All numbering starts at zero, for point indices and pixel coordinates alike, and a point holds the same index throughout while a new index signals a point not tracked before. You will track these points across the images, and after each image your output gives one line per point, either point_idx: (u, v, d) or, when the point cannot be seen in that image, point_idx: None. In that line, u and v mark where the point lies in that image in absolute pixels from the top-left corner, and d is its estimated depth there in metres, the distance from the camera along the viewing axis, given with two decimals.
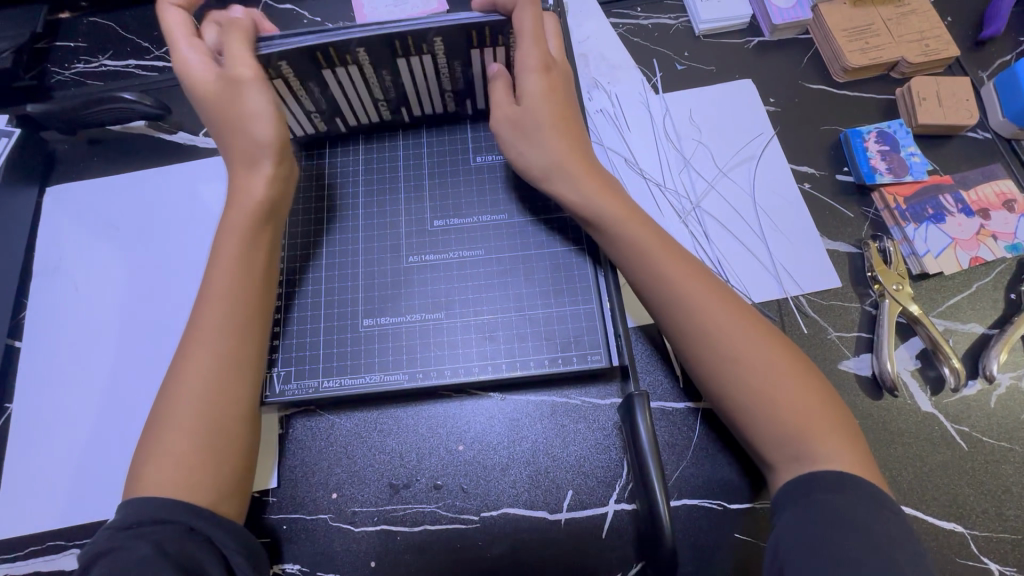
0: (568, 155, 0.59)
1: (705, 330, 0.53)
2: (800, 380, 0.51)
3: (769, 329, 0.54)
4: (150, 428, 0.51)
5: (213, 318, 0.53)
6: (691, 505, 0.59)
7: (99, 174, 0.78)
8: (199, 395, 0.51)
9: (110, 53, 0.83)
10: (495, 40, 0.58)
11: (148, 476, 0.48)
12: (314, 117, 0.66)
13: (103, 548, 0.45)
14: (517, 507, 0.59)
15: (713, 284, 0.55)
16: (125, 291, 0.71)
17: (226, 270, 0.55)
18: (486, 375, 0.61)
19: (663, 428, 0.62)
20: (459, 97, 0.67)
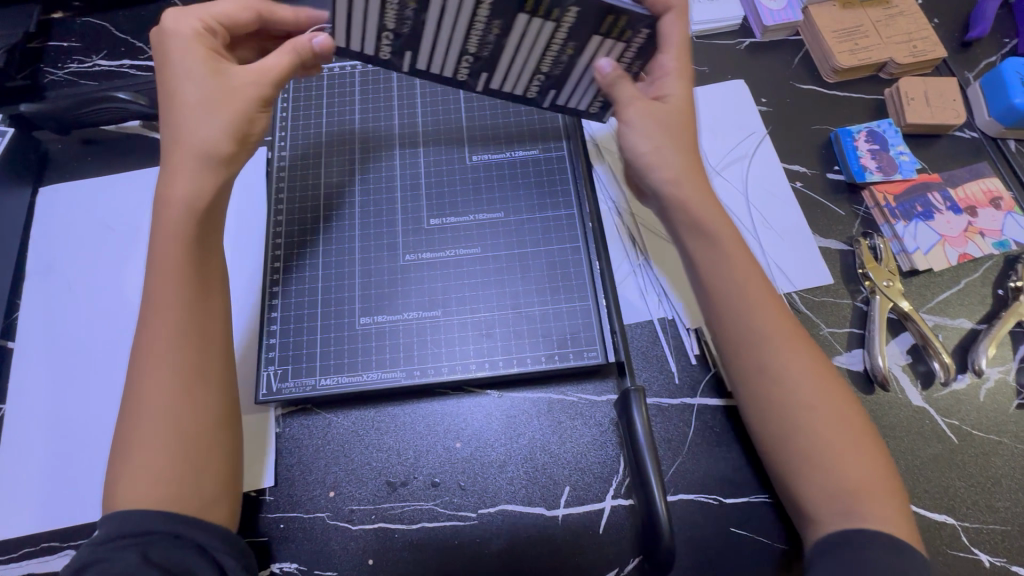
0: (695, 173, 0.55)
1: (764, 369, 0.51)
2: (859, 442, 0.49)
3: (841, 387, 0.51)
4: (118, 450, 0.48)
5: (160, 336, 0.50)
6: (687, 500, 0.60)
7: (92, 174, 0.77)
8: (170, 412, 0.48)
9: (105, 53, 0.83)
10: (623, 35, 0.53)
11: (129, 491, 0.46)
12: (383, 37, 0.55)
13: (89, 559, 0.44)
14: (514, 503, 0.60)
15: (793, 328, 0.53)
16: (120, 291, 0.71)
17: (166, 283, 0.51)
18: (483, 372, 0.61)
19: (658, 424, 0.62)
20: (547, 84, 0.59)
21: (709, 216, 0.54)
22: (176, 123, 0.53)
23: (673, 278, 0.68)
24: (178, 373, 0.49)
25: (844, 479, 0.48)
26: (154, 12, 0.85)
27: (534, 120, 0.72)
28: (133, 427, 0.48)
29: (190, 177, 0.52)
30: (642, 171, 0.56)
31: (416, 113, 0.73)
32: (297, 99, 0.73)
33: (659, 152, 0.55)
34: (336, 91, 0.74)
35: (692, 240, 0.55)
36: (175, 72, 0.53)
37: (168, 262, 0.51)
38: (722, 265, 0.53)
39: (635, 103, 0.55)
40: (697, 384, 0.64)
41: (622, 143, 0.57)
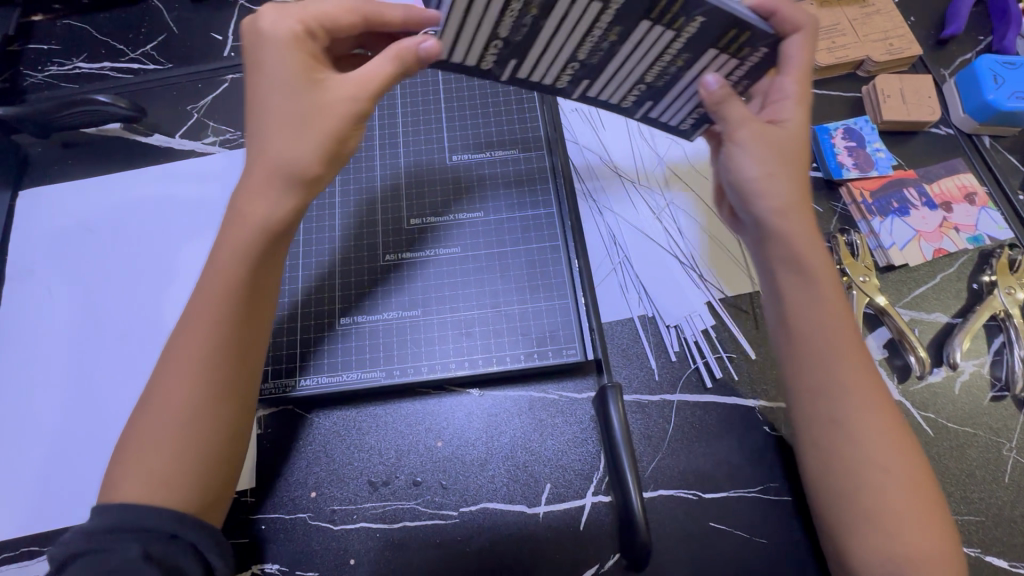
0: (803, 209, 0.54)
1: (833, 417, 0.51)
2: (922, 507, 0.48)
3: (914, 449, 0.50)
4: (127, 442, 0.47)
5: (189, 344, 0.47)
6: (666, 495, 0.60)
7: (71, 177, 0.77)
8: (193, 419, 0.46)
9: (86, 55, 0.83)
10: (739, 51, 0.52)
11: (130, 486, 0.44)
12: (492, 47, 0.50)
13: (82, 549, 0.43)
14: (495, 501, 0.60)
15: (873, 384, 0.51)
16: (100, 294, 0.71)
17: (204, 304, 0.48)
18: (462, 371, 0.62)
19: (638, 421, 0.63)
20: (647, 95, 0.57)
21: (808, 250, 0.54)
22: (262, 141, 0.49)
23: (679, 281, 0.69)
24: (211, 385, 0.47)
25: (900, 540, 0.47)
26: (134, 15, 0.85)
27: (514, 120, 0.73)
28: (148, 423, 0.46)
29: (270, 200, 0.49)
30: (747, 197, 0.55)
31: (396, 112, 0.73)
32: None
33: (768, 180, 0.54)
34: None
35: (781, 273, 0.55)
36: (268, 84, 0.49)
37: (213, 288, 0.48)
38: (807, 301, 0.53)
39: (748, 126, 0.54)
40: (677, 380, 0.64)
41: (729, 168, 0.56)
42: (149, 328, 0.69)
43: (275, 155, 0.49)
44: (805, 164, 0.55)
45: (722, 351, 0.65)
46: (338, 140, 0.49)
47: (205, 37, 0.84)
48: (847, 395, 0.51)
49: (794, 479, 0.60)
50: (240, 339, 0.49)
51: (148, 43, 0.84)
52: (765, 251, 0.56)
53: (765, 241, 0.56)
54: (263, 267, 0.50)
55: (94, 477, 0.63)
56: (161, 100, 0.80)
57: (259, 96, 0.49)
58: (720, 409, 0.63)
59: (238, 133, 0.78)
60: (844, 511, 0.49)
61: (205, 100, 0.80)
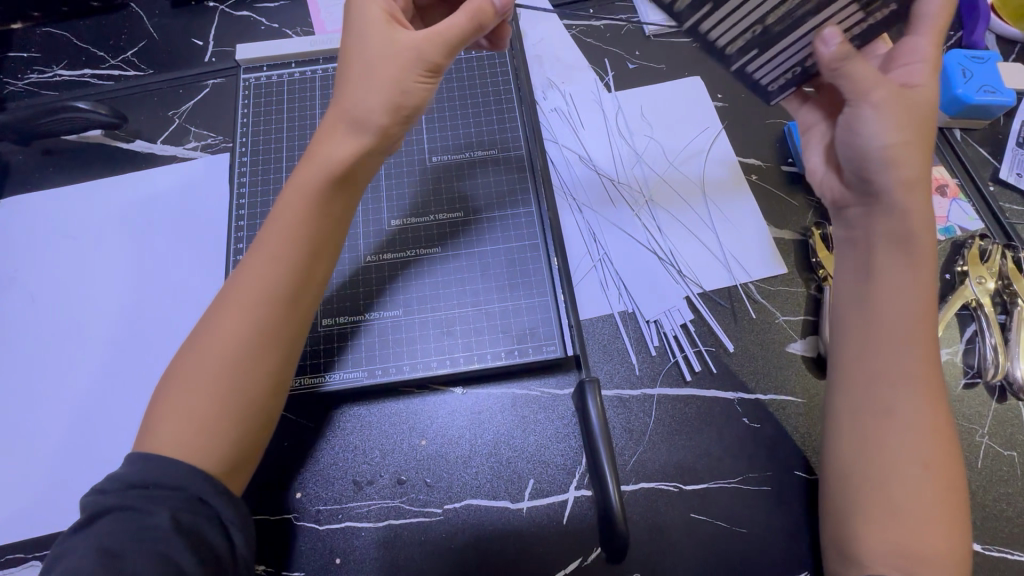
0: (926, 182, 0.56)
1: (886, 407, 0.52)
2: (940, 511, 0.49)
3: (953, 459, 0.50)
4: (172, 375, 0.50)
5: (248, 287, 0.51)
6: (647, 488, 0.61)
7: (53, 184, 0.77)
8: (243, 351, 0.49)
9: (66, 63, 0.83)
10: (871, 5, 0.51)
11: (171, 423, 0.47)
12: None
13: (116, 504, 0.45)
14: (479, 497, 0.61)
15: (935, 389, 0.52)
16: (84, 301, 0.71)
17: (263, 259, 0.52)
18: (444, 370, 0.63)
19: (619, 415, 0.64)
20: (756, 41, 0.57)
21: (921, 229, 0.55)
22: (343, 86, 0.54)
23: (659, 275, 0.70)
24: (265, 321, 0.50)
25: (907, 535, 0.48)
26: (114, 22, 0.85)
27: (494, 121, 0.74)
28: (201, 350, 0.49)
29: (338, 141, 0.53)
30: (875, 165, 0.56)
31: None
32: (258, 108, 0.76)
33: (903, 150, 0.54)
34: (297, 101, 0.76)
35: (885, 255, 0.56)
36: (354, 34, 0.55)
37: (271, 243, 0.52)
38: (896, 291, 0.55)
39: (884, 89, 0.54)
40: (656, 374, 0.65)
41: (855, 133, 0.56)
42: (133, 334, 0.69)
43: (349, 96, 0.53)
44: (933, 131, 0.56)
45: (701, 345, 0.66)
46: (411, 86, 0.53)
47: (185, 44, 0.84)
48: (910, 391, 0.52)
49: (772, 469, 0.61)
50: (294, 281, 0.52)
51: (129, 49, 0.84)
52: (869, 226, 0.58)
53: (878, 212, 0.57)
54: (321, 217, 0.53)
55: (81, 484, 0.63)
56: (141, 107, 0.80)
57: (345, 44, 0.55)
58: (699, 402, 0.64)
59: (220, 138, 0.78)
60: (854, 495, 0.51)
61: (187, 106, 0.80)
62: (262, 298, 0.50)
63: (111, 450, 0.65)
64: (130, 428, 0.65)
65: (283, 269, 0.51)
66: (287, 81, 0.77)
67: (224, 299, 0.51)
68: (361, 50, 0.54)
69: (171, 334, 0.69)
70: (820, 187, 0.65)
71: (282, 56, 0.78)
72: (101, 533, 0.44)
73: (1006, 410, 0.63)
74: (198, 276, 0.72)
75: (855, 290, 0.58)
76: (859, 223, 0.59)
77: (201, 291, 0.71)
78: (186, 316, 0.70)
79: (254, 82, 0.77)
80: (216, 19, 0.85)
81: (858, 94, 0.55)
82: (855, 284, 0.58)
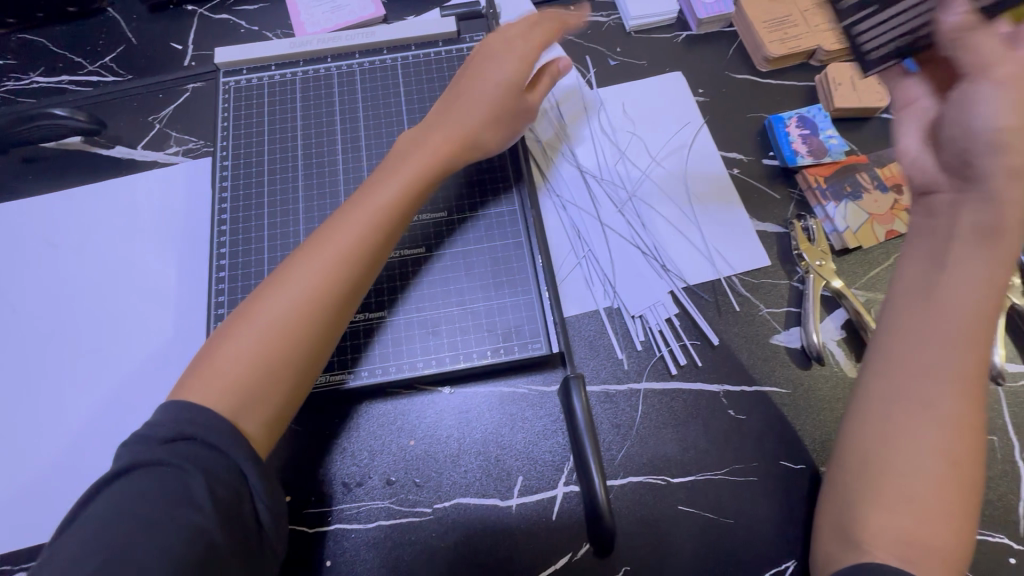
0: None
1: (926, 400, 0.48)
2: (949, 510, 0.46)
3: (979, 465, 0.47)
4: (243, 310, 0.52)
5: (336, 244, 0.55)
6: (636, 482, 0.61)
7: (32, 192, 0.76)
8: (319, 305, 0.52)
9: (42, 69, 0.82)
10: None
11: (234, 362, 0.49)
12: None
13: (155, 459, 0.44)
14: (468, 496, 0.61)
15: (977, 391, 0.48)
16: (66, 308, 0.70)
17: (353, 222, 0.56)
18: (430, 369, 0.63)
19: (606, 411, 0.64)
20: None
21: (1014, 224, 0.49)
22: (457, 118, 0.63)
23: (644, 270, 0.70)
24: (342, 276, 0.54)
25: (914, 530, 0.46)
26: (91, 28, 0.84)
27: None
28: (278, 291, 0.52)
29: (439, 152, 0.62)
30: (973, 147, 0.49)
31: (358, 119, 0.75)
32: (239, 111, 0.75)
33: (1015, 133, 0.47)
34: (278, 103, 0.76)
35: (962, 243, 0.50)
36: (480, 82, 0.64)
37: (364, 210, 0.57)
38: (958, 283, 0.49)
39: (1015, 63, 0.47)
40: (643, 369, 0.66)
41: (964, 110, 0.49)
42: (116, 341, 0.69)
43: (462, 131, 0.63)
44: None
45: (686, 339, 0.67)
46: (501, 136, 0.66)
47: (164, 49, 0.83)
48: (951, 388, 0.48)
49: (758, 459, 0.62)
50: (375, 257, 0.56)
51: (106, 55, 0.83)
52: (955, 215, 0.51)
53: (970, 202, 0.50)
54: (408, 206, 0.59)
55: (67, 494, 0.63)
56: (120, 112, 0.79)
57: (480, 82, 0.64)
58: (685, 395, 0.64)
59: (201, 142, 0.78)
60: (865, 483, 0.48)
61: (167, 111, 0.79)
62: (343, 257, 0.54)
63: (97, 458, 0.64)
64: (116, 436, 0.65)
65: (367, 235, 0.56)
66: (267, 83, 0.77)
67: (308, 252, 0.54)
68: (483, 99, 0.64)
69: (156, 341, 0.69)
70: (907, 167, 0.57)
71: (261, 59, 0.77)
72: (132, 491, 0.42)
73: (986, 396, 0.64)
74: (182, 282, 0.71)
75: (919, 277, 0.52)
76: (942, 211, 0.53)
77: (185, 297, 0.70)
78: (171, 323, 0.69)
79: (234, 85, 0.77)
80: (194, 23, 0.85)
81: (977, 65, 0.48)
82: (920, 270, 0.52)
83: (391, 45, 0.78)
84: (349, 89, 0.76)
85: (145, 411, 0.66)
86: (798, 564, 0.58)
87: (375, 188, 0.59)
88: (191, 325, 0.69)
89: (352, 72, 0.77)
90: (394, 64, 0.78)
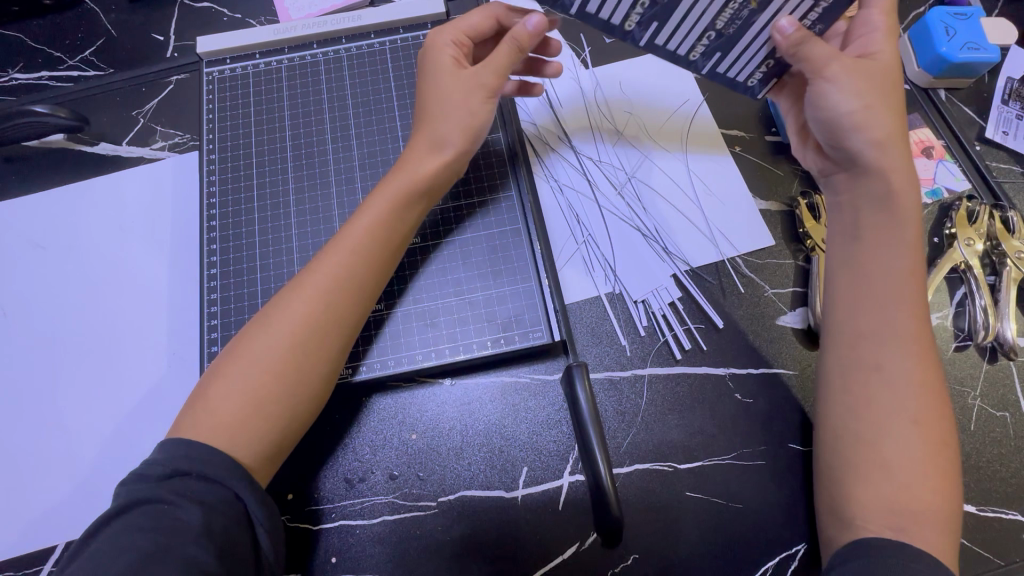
0: (901, 139, 0.53)
1: (874, 364, 0.50)
2: (930, 469, 0.47)
3: (943, 420, 0.49)
4: (235, 344, 0.52)
5: (324, 275, 0.54)
6: (642, 469, 0.60)
7: (18, 192, 0.74)
8: (308, 348, 0.52)
9: (22, 66, 0.80)
10: None
11: (227, 399, 0.49)
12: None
13: (156, 496, 0.45)
14: (472, 488, 0.60)
15: (927, 350, 0.50)
16: (57, 310, 0.69)
17: (343, 250, 0.55)
18: (429, 362, 0.62)
19: (610, 398, 0.63)
20: (717, 44, 0.56)
21: (904, 190, 0.53)
22: (426, 113, 0.59)
23: (647, 252, 0.68)
24: (333, 307, 0.53)
25: (897, 493, 0.46)
26: (69, 21, 0.82)
27: None
28: (270, 326, 0.52)
29: (427, 158, 0.58)
30: (842, 133, 0.54)
31: (347, 108, 0.72)
32: (224, 103, 0.73)
33: (869, 112, 0.52)
34: (263, 91, 0.73)
35: (869, 216, 0.55)
36: (428, 77, 0.59)
37: (354, 236, 0.55)
38: (880, 253, 0.53)
39: (839, 62, 0.53)
40: (647, 354, 0.64)
41: (818, 106, 0.55)
42: (110, 344, 0.67)
43: (432, 126, 0.58)
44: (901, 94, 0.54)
45: (690, 323, 0.65)
46: (469, 115, 0.57)
47: (146, 39, 0.81)
48: (895, 346, 0.50)
49: (767, 443, 0.61)
50: (361, 296, 0.55)
51: (87, 48, 0.80)
52: (855, 192, 0.56)
53: (859, 177, 0.55)
54: (395, 239, 0.57)
55: (68, 499, 0.62)
56: (103, 108, 0.77)
57: (431, 72, 0.59)
58: (690, 379, 0.63)
59: (187, 136, 0.76)
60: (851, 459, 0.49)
61: (152, 105, 0.77)
62: (333, 287, 0.53)
63: (95, 461, 0.63)
64: (113, 438, 0.64)
65: (356, 263, 0.55)
66: (250, 73, 0.74)
67: (297, 285, 0.54)
68: (435, 86, 0.58)
69: (149, 341, 0.67)
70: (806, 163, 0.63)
71: (244, 47, 0.74)
72: (127, 531, 0.43)
73: (998, 371, 0.63)
74: (173, 281, 0.69)
75: (842, 253, 0.56)
76: (842, 189, 0.57)
77: (176, 296, 0.69)
78: (164, 323, 0.68)
79: (217, 75, 0.74)
80: (176, 11, 0.82)
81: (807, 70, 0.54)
82: (843, 246, 0.56)
83: (378, 29, 0.76)
84: (337, 77, 0.74)
85: (141, 413, 0.65)
86: (808, 548, 0.57)
87: (355, 222, 0.56)
88: (184, 324, 0.68)
89: (340, 58, 0.75)
90: (382, 48, 0.75)
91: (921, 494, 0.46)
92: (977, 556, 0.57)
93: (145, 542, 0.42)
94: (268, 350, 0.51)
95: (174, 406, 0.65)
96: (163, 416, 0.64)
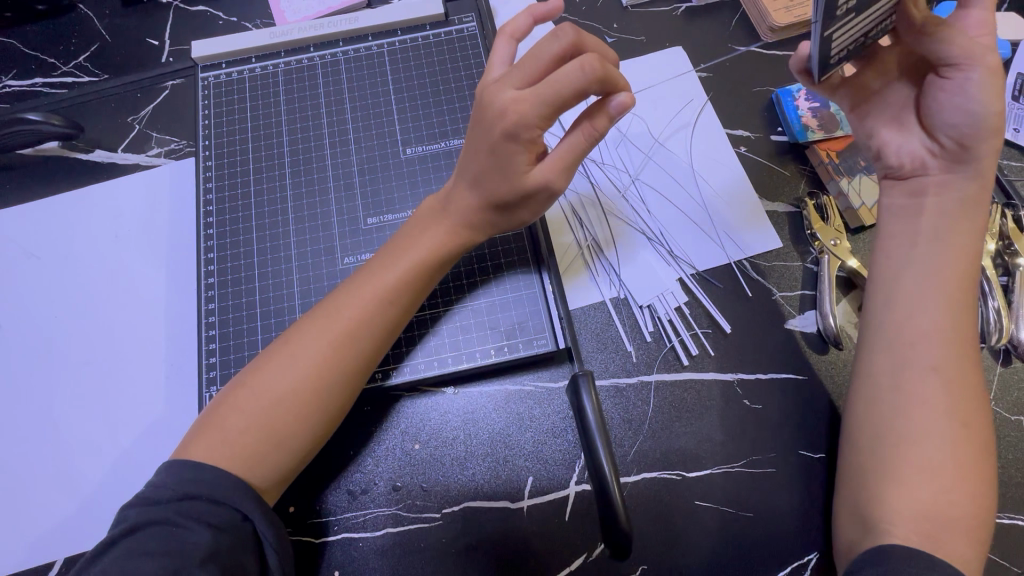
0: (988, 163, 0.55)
1: (925, 376, 0.49)
2: (960, 487, 0.46)
3: (981, 438, 0.48)
4: (251, 371, 0.51)
5: (347, 312, 0.52)
6: (649, 479, 0.59)
7: (12, 202, 0.73)
8: (322, 388, 0.50)
9: (14, 73, 0.78)
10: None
11: (239, 429, 0.49)
12: None
13: (161, 518, 0.44)
14: (478, 499, 0.59)
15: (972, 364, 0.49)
16: (53, 321, 0.68)
17: (367, 287, 0.53)
18: (432, 371, 0.61)
19: (614, 406, 0.62)
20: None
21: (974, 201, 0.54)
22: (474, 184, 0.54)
23: (653, 258, 0.67)
24: (354, 344, 0.52)
25: (924, 506, 0.45)
26: (63, 26, 0.81)
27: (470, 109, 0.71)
28: (288, 362, 0.51)
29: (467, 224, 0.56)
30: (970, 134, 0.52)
31: (345, 113, 0.71)
32: (219, 108, 0.72)
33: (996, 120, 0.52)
34: (259, 94, 0.72)
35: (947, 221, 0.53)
36: (489, 160, 0.51)
37: (379, 276, 0.54)
38: (941, 262, 0.52)
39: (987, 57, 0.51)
40: (653, 361, 0.63)
41: (960, 96, 0.51)
42: (107, 353, 0.66)
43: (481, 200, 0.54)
44: None
45: (696, 328, 0.64)
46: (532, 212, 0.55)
47: (139, 44, 0.79)
48: (942, 359, 0.49)
49: (778, 450, 0.59)
50: (380, 340, 0.53)
51: (80, 54, 0.79)
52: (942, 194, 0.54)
53: (954, 181, 0.54)
54: (422, 286, 0.55)
55: (65, 512, 0.61)
56: (97, 114, 0.76)
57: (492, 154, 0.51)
58: (698, 387, 0.62)
59: (183, 142, 0.75)
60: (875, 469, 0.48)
61: (146, 111, 0.76)
62: (356, 324, 0.52)
63: (92, 474, 0.62)
64: (111, 450, 0.63)
65: (380, 305, 0.53)
66: (247, 77, 0.73)
67: (317, 318, 0.53)
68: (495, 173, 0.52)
69: (147, 351, 0.66)
70: (893, 154, 0.57)
71: (241, 51, 0.73)
72: (130, 554, 0.42)
73: (1012, 373, 0.61)
74: (172, 290, 0.68)
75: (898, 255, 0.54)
76: (931, 189, 0.55)
77: (175, 304, 0.68)
78: (162, 332, 0.67)
79: (213, 79, 0.73)
80: (170, 14, 0.81)
81: (967, 55, 0.50)
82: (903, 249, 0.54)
83: (376, 31, 0.74)
84: (334, 82, 0.73)
85: (139, 425, 0.64)
86: (820, 557, 0.56)
87: (382, 263, 0.55)
88: (182, 333, 0.67)
89: (337, 61, 0.73)
90: (380, 50, 0.74)
91: (941, 503, 0.45)
92: (992, 563, 0.56)
93: (150, 565, 0.42)
94: (284, 384, 0.50)
95: (173, 418, 0.64)
96: (162, 429, 0.63)
